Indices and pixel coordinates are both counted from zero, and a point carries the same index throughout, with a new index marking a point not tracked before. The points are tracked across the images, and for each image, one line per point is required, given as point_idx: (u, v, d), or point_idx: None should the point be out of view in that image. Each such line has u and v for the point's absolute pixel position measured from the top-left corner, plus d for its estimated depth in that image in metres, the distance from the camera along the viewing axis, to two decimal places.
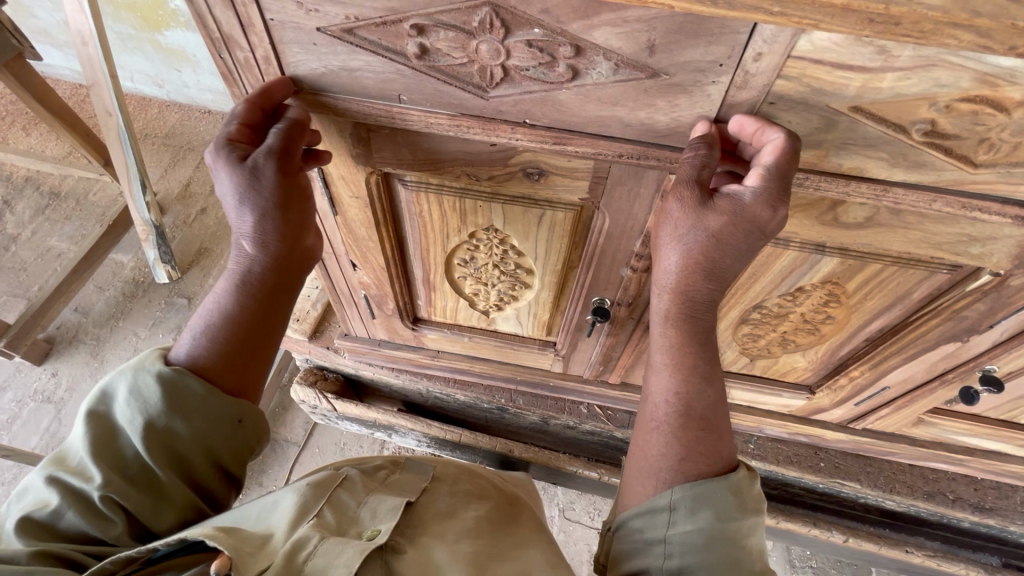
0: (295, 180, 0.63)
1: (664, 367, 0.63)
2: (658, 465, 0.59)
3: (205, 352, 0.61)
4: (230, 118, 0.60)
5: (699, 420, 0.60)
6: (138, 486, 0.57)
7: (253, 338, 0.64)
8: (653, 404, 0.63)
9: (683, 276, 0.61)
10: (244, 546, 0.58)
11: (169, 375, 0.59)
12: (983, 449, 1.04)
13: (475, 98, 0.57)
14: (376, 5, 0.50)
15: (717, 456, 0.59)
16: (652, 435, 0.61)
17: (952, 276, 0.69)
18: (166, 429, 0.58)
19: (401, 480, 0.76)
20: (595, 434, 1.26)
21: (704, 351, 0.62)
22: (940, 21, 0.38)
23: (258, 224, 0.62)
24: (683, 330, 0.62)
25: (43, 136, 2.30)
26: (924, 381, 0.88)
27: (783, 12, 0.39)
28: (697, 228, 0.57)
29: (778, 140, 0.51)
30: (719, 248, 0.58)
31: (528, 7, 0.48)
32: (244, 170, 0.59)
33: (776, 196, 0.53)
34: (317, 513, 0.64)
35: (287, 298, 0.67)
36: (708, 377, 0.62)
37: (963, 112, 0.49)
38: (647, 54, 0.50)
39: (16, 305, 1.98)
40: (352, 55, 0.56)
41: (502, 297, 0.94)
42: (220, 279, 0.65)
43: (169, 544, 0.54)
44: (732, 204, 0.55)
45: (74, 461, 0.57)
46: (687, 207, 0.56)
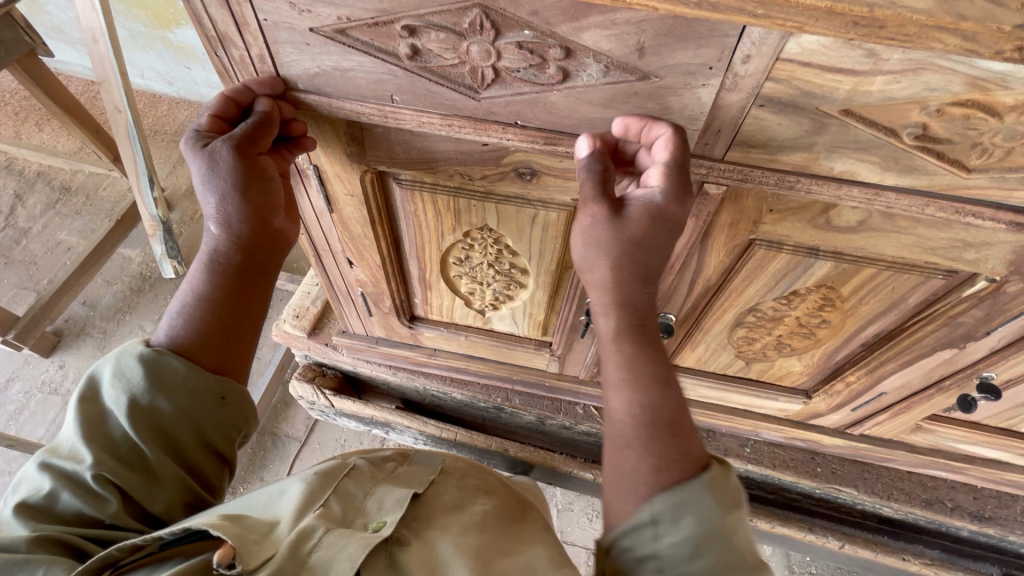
0: (260, 165, 0.63)
1: (620, 382, 0.58)
2: (635, 480, 0.55)
3: (182, 335, 0.62)
4: (204, 110, 0.62)
5: (668, 426, 0.56)
6: (131, 465, 0.58)
7: (231, 322, 0.64)
8: (615, 421, 0.58)
9: (616, 287, 0.57)
10: (249, 534, 0.59)
11: (150, 355, 0.60)
12: (983, 457, 1.03)
13: (467, 98, 0.57)
14: (368, 6, 0.51)
15: (689, 460, 0.55)
16: (624, 451, 0.56)
17: (947, 281, 0.68)
18: (151, 407, 0.59)
19: (412, 472, 0.77)
20: (592, 435, 1.26)
21: (654, 355, 0.58)
22: (926, 24, 0.37)
23: (220, 205, 0.63)
24: (636, 340, 0.58)
25: (56, 132, 2.34)
26: (922, 387, 0.88)
27: (767, 14, 0.39)
28: (616, 238, 0.55)
29: (665, 133, 0.53)
30: (645, 252, 0.56)
31: (518, 9, 0.48)
32: (205, 156, 0.61)
33: (682, 190, 0.54)
34: (323, 503, 0.65)
35: (265, 280, 0.68)
36: (667, 381, 0.58)
37: (955, 117, 0.48)
38: (636, 57, 0.50)
39: (25, 297, 2.02)
40: (344, 55, 0.56)
41: (498, 297, 0.94)
42: (193, 263, 0.66)
43: (175, 533, 0.54)
44: (645, 208, 0.54)
45: (65, 446, 0.58)
46: (602, 220, 0.55)
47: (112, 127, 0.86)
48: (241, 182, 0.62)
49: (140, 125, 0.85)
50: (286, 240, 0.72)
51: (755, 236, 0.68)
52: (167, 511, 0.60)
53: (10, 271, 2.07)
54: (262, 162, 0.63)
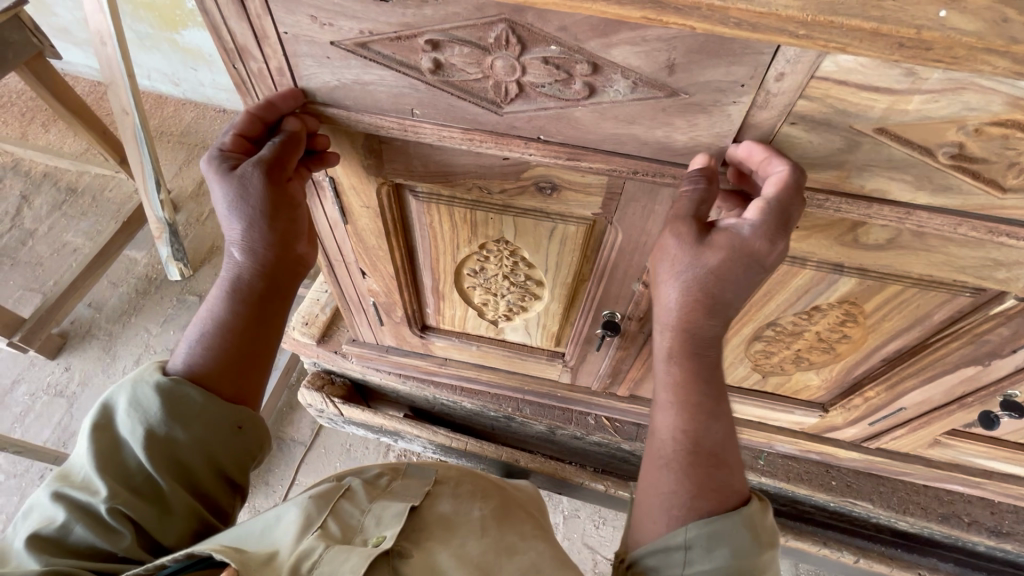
0: (286, 190, 0.63)
1: (669, 404, 0.62)
2: (668, 502, 0.58)
3: (200, 362, 0.62)
4: (228, 128, 0.62)
5: (708, 455, 0.60)
6: (144, 496, 0.57)
7: (250, 347, 0.64)
8: (659, 439, 0.62)
9: (684, 311, 0.61)
10: (251, 560, 0.58)
11: (168, 385, 0.59)
12: (1002, 473, 1.02)
13: (489, 113, 0.56)
14: (391, 20, 0.50)
15: (728, 490, 0.59)
16: (661, 471, 0.60)
17: (974, 299, 0.67)
18: (167, 438, 0.58)
19: (407, 485, 0.75)
20: (602, 445, 1.25)
21: (708, 387, 0.62)
22: (974, 47, 0.36)
23: (246, 232, 0.63)
24: (691, 366, 0.62)
25: (62, 133, 2.34)
26: (943, 403, 0.86)
27: (809, 34, 0.38)
28: (695, 265, 0.57)
29: (782, 173, 0.51)
30: (719, 283, 0.58)
31: (545, 24, 0.47)
32: (233, 180, 0.60)
33: (777, 230, 0.52)
34: (321, 524, 0.64)
35: (282, 306, 0.68)
36: (716, 413, 0.61)
37: (993, 136, 0.47)
38: (666, 73, 0.49)
39: (31, 299, 2.02)
40: (366, 69, 0.55)
41: (511, 308, 0.93)
42: (213, 288, 0.66)
43: (177, 560, 0.54)
44: (729, 240, 0.55)
45: (78, 476, 0.57)
46: (686, 244, 0.57)
47: (120, 129, 0.85)
48: (267, 207, 0.62)
49: (146, 128, 0.84)
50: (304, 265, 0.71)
51: None
52: (179, 543, 0.59)
53: (16, 272, 2.07)
54: (291, 188, 0.64)
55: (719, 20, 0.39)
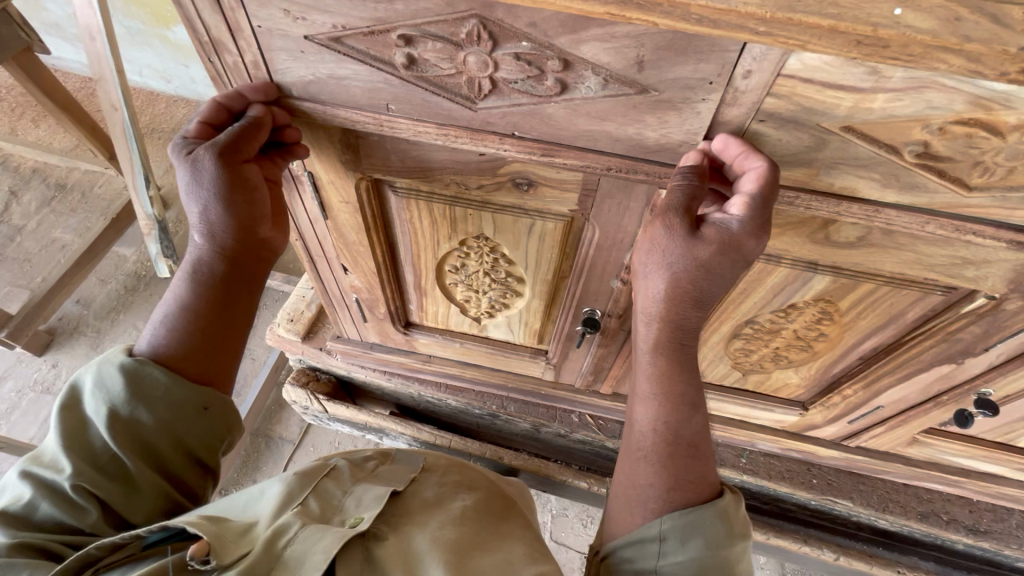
0: (246, 177, 0.63)
1: (651, 397, 0.63)
2: (645, 494, 0.61)
3: (165, 345, 0.63)
4: (194, 115, 0.62)
5: (688, 447, 0.62)
6: (109, 475, 0.59)
7: (215, 330, 0.65)
8: (639, 432, 0.64)
9: (670, 303, 0.60)
10: (227, 533, 0.60)
11: (131, 365, 0.61)
12: (979, 471, 1.03)
13: (463, 109, 0.57)
14: (363, 15, 0.50)
15: (704, 483, 0.61)
16: (639, 463, 0.62)
17: (946, 298, 0.68)
18: (131, 419, 0.60)
19: (392, 470, 0.76)
20: (587, 443, 1.25)
21: (691, 379, 0.63)
22: (930, 45, 0.37)
23: (204, 215, 0.63)
24: (673, 360, 0.63)
25: (52, 129, 2.33)
26: (919, 401, 0.87)
27: (769, 31, 0.38)
28: (686, 258, 0.57)
29: (760, 168, 0.51)
30: (706, 276, 0.57)
31: (515, 20, 0.47)
32: (189, 164, 0.60)
33: (761, 225, 0.53)
34: (301, 501, 0.66)
35: (248, 291, 0.68)
36: (695, 405, 0.63)
37: (957, 135, 0.48)
38: (635, 70, 0.49)
39: (18, 295, 2.00)
40: (340, 64, 0.56)
41: (494, 305, 0.93)
42: (176, 273, 0.66)
43: (152, 531, 0.55)
44: (719, 233, 0.55)
45: (46, 456, 0.59)
46: (675, 237, 0.56)
47: (108, 125, 0.85)
48: (225, 189, 0.61)
49: (135, 123, 0.84)
50: (269, 251, 0.71)
51: None
52: (149, 518, 0.62)
53: (3, 268, 2.05)
54: (247, 170, 0.62)
55: (681, 16, 0.39)
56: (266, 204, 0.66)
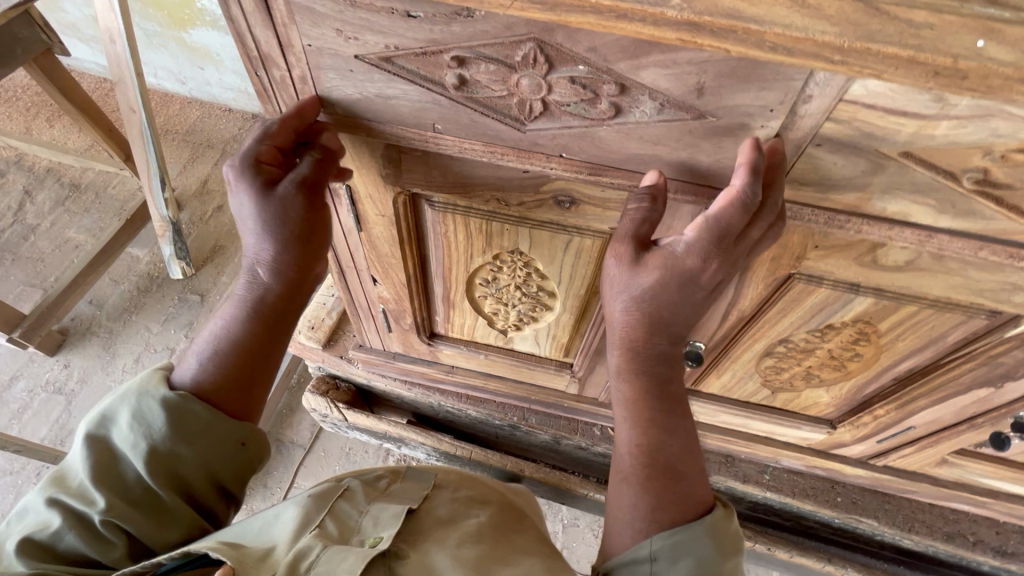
0: (318, 213, 0.65)
1: (623, 419, 0.63)
2: (631, 516, 0.59)
3: (208, 378, 0.63)
4: (259, 137, 0.60)
5: (666, 470, 0.60)
6: (140, 508, 0.59)
7: (256, 359, 0.65)
8: (620, 455, 0.63)
9: (628, 327, 0.61)
10: (247, 557, 0.60)
11: (175, 400, 0.60)
12: (1009, 493, 1.02)
13: (512, 130, 0.56)
14: (418, 36, 0.50)
15: (689, 502, 0.59)
16: (620, 486, 0.62)
17: (990, 322, 0.67)
18: (170, 453, 0.60)
19: (405, 488, 0.78)
20: (607, 456, 1.25)
21: (658, 400, 0.63)
22: (1010, 77, 0.36)
23: (273, 248, 0.63)
24: (636, 380, 0.63)
25: (66, 129, 2.34)
26: (953, 423, 0.86)
27: (844, 60, 0.38)
28: (634, 287, 0.59)
29: (739, 187, 0.49)
30: (659, 304, 0.59)
31: (575, 44, 0.47)
32: (271, 198, 0.61)
33: (710, 250, 0.54)
34: (319, 523, 0.66)
35: (292, 324, 0.69)
36: (671, 426, 0.62)
37: (1019, 162, 0.47)
38: (694, 96, 0.49)
39: (31, 295, 2.01)
40: (389, 83, 0.55)
41: (522, 318, 0.93)
42: (227, 303, 0.66)
43: (174, 557, 0.56)
44: (664, 260, 0.57)
45: (75, 484, 0.59)
46: (628, 265, 0.58)
47: (125, 125, 0.89)
48: (301, 223, 0.63)
49: (153, 124, 0.88)
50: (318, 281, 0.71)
51: (796, 270, 0.66)
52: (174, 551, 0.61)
53: (17, 268, 2.06)
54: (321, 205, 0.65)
55: (754, 43, 0.39)
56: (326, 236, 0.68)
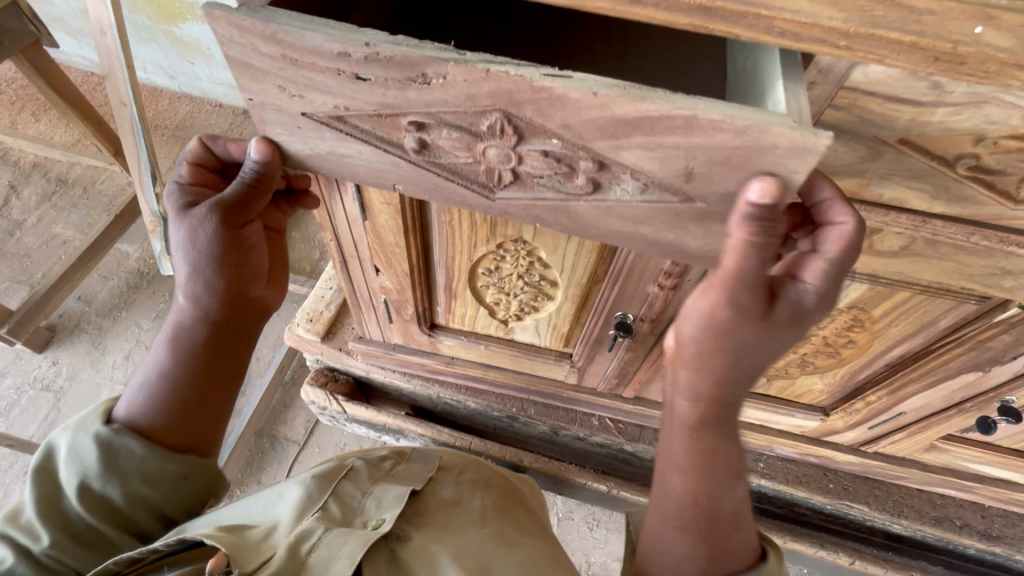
0: (241, 236, 0.66)
1: (688, 469, 0.61)
2: (682, 561, 0.62)
3: (145, 400, 0.67)
4: (185, 168, 0.66)
5: (732, 517, 0.62)
6: (85, 542, 0.64)
7: (195, 386, 0.68)
8: (674, 500, 0.63)
9: (722, 380, 0.56)
10: (246, 540, 0.66)
11: (106, 436, 0.65)
12: (993, 477, 1.05)
13: (480, 196, 0.59)
14: (372, 101, 0.51)
15: (746, 549, 0.63)
16: (675, 533, 0.63)
17: (979, 306, 0.69)
18: (104, 490, 0.64)
19: (409, 470, 0.83)
20: (605, 446, 1.26)
21: (733, 451, 0.61)
22: (1006, 62, 0.38)
23: (193, 274, 0.65)
24: (716, 432, 0.60)
25: (53, 123, 2.30)
26: (942, 408, 0.89)
27: (850, 45, 0.39)
28: (742, 336, 0.52)
29: (845, 226, 0.48)
30: (764, 353, 0.54)
31: (546, 119, 0.47)
32: (186, 220, 0.63)
33: (830, 298, 0.51)
34: (322, 505, 0.72)
35: (232, 352, 0.71)
36: (739, 474, 0.63)
37: (1010, 149, 0.49)
38: (682, 179, 0.48)
39: (18, 292, 1.98)
40: (342, 142, 0.57)
41: (523, 307, 0.94)
42: (160, 337, 0.69)
43: (168, 544, 0.60)
44: (792, 311, 0.51)
45: (22, 520, 0.63)
46: (743, 313, 0.50)
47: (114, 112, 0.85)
48: (220, 251, 0.65)
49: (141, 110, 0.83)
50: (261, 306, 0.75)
51: None
52: None
53: (3, 264, 2.03)
54: (243, 232, 0.66)
55: (765, 30, 0.40)
56: (258, 263, 0.70)
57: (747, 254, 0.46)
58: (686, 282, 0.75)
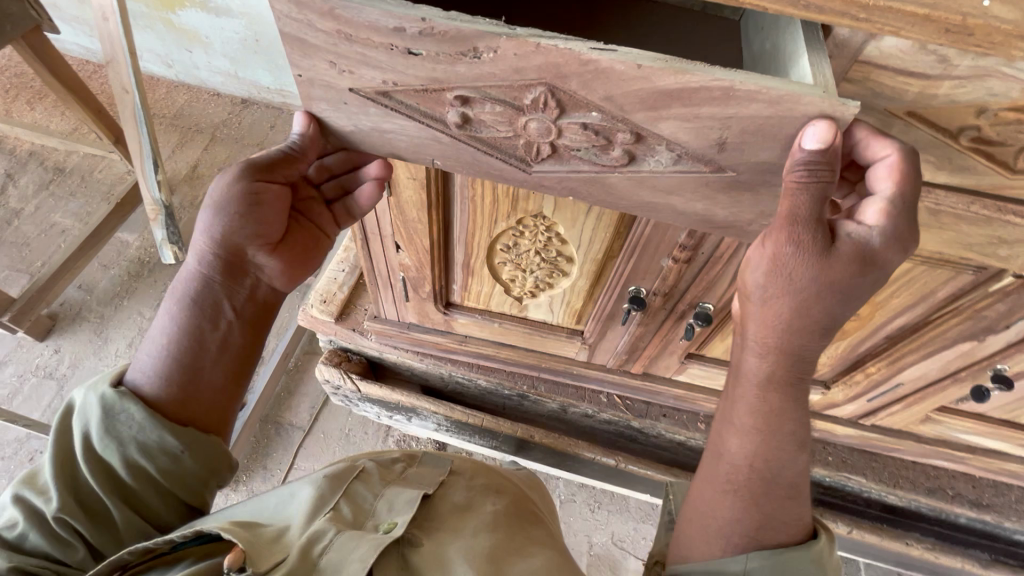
0: (267, 199, 0.68)
1: (753, 432, 0.61)
2: (729, 528, 0.63)
3: (156, 358, 0.68)
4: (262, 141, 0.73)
5: (788, 489, 0.62)
6: (91, 511, 0.64)
7: (196, 352, 0.69)
8: (727, 464, 0.64)
9: (796, 334, 0.56)
10: (260, 539, 0.66)
11: (112, 399, 0.65)
12: (984, 448, 1.10)
13: (517, 169, 0.61)
14: (421, 75, 0.54)
15: (798, 525, 0.64)
16: (726, 497, 0.63)
17: (977, 277, 0.73)
18: (111, 458, 0.65)
19: (421, 473, 0.83)
20: (611, 423, 1.31)
21: (798, 417, 0.61)
22: (1010, 34, 0.42)
23: (212, 227, 0.67)
24: (784, 391, 0.60)
25: (49, 111, 2.29)
26: (938, 378, 0.93)
27: (868, 17, 0.43)
28: (816, 279, 0.50)
29: (891, 156, 0.48)
30: (839, 298, 0.52)
31: (590, 92, 0.50)
32: (225, 171, 0.67)
33: (902, 236, 0.49)
34: (334, 506, 0.72)
35: (235, 325, 0.71)
36: (802, 446, 0.62)
37: (1009, 121, 0.53)
38: (715, 150, 0.52)
39: (19, 280, 1.98)
40: (385, 116, 0.59)
41: (538, 284, 0.97)
42: (174, 295, 0.70)
43: (185, 536, 0.61)
44: (861, 248, 0.49)
45: (37, 481, 0.64)
46: (805, 249, 0.49)
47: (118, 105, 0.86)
48: (236, 207, 0.66)
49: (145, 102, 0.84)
50: (264, 277, 0.73)
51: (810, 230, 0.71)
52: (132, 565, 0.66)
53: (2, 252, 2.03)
54: (266, 193, 0.67)
55: (789, 2, 0.44)
56: (271, 234, 0.70)
57: (796, 193, 0.48)
58: (700, 255, 0.78)
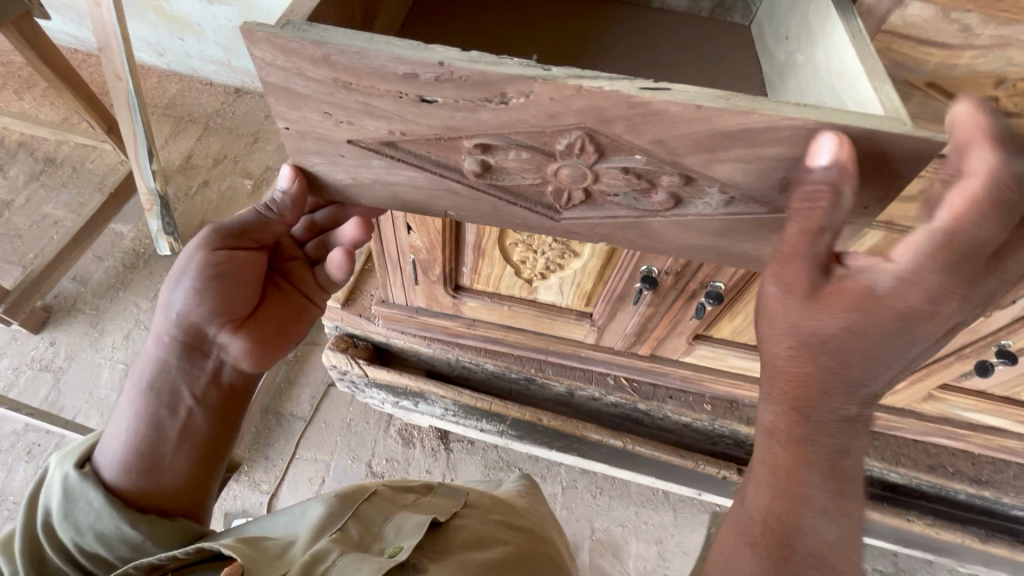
0: (233, 269, 0.71)
1: (765, 482, 0.57)
2: None
3: (118, 436, 0.69)
4: None
5: (816, 563, 0.55)
6: None
7: (154, 434, 0.69)
8: (746, 517, 0.59)
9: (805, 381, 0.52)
10: (264, 554, 0.67)
11: (76, 479, 0.66)
12: (984, 425, 1.13)
13: (547, 216, 0.65)
14: (433, 124, 0.56)
15: None
16: (743, 549, 0.58)
17: None
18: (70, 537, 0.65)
19: (434, 502, 0.84)
20: (617, 405, 1.32)
21: (820, 481, 0.55)
22: None
23: (175, 305, 0.70)
24: (797, 450, 0.55)
25: (37, 101, 2.25)
26: (943, 355, 0.95)
27: None
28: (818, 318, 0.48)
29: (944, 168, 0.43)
30: (848, 344, 0.48)
31: (636, 136, 0.52)
32: (191, 243, 0.71)
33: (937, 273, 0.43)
34: (340, 527, 0.73)
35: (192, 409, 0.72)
36: (832, 511, 0.55)
37: None
38: (776, 193, 0.55)
39: (11, 272, 1.95)
40: (390, 168, 0.62)
41: (549, 265, 0.97)
42: (140, 373, 0.73)
43: (188, 551, 0.64)
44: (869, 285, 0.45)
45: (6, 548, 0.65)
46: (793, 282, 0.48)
47: None
48: (199, 281, 0.69)
49: None
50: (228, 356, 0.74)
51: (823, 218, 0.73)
52: None
53: None
54: (235, 260, 0.71)
55: None
56: (233, 312, 0.72)
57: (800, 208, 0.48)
58: None
